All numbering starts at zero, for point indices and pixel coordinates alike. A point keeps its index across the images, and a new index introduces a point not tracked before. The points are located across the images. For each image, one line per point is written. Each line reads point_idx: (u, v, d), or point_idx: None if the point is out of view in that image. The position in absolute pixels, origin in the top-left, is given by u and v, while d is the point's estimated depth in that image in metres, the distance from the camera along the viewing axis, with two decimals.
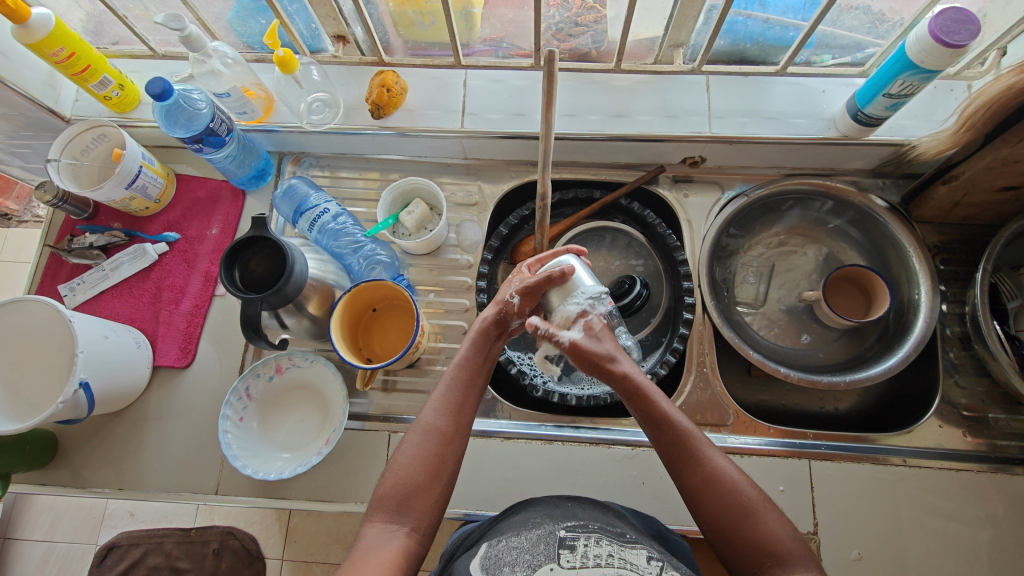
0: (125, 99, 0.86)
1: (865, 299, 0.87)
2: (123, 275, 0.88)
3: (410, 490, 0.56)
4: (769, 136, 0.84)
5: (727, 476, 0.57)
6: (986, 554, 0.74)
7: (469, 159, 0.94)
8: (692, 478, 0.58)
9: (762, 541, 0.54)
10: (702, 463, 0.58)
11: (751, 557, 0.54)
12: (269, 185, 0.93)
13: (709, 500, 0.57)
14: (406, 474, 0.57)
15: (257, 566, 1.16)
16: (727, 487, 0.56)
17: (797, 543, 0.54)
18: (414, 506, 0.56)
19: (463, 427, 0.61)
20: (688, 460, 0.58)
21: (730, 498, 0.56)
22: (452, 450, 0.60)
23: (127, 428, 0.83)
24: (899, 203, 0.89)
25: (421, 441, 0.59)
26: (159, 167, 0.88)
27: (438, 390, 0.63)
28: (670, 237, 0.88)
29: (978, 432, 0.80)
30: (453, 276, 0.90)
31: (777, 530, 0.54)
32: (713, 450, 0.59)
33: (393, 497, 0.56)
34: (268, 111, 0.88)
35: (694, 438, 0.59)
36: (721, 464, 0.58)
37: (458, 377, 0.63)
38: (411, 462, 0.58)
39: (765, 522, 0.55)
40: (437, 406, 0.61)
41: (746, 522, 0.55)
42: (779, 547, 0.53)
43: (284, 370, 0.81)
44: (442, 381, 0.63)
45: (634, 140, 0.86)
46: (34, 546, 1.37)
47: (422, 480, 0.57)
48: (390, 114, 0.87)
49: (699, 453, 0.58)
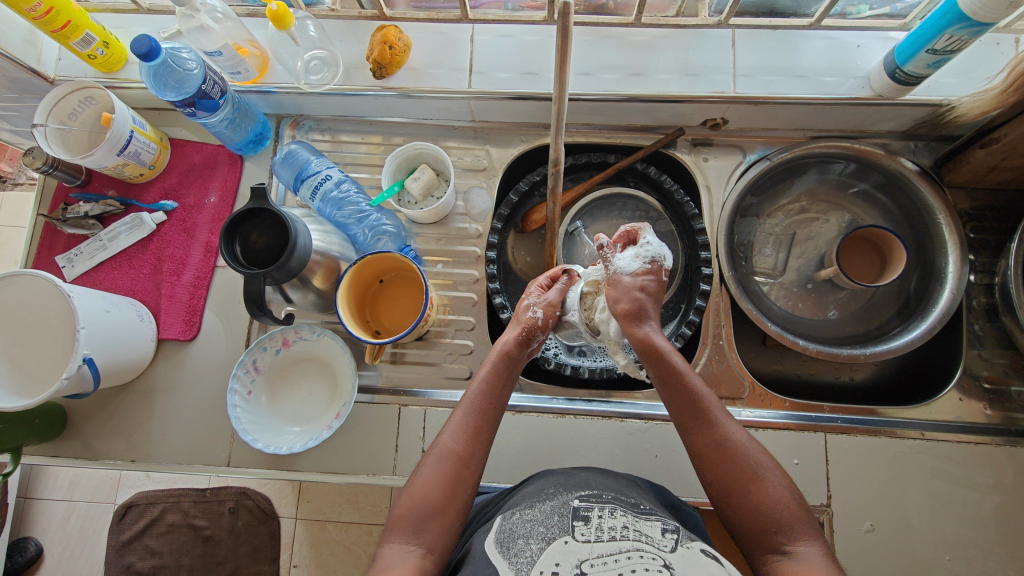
0: (111, 58, 0.81)
1: (880, 262, 0.84)
2: (121, 245, 0.85)
3: (426, 510, 0.56)
4: (798, 96, 0.78)
5: (734, 441, 0.57)
6: (999, 525, 0.74)
7: (477, 122, 0.89)
8: (700, 440, 0.58)
9: (771, 503, 0.53)
10: (711, 426, 0.58)
11: (756, 524, 0.53)
12: (267, 150, 0.89)
13: (716, 462, 0.56)
14: (423, 496, 0.56)
15: (272, 525, 1.21)
16: (737, 450, 0.56)
17: (802, 511, 0.53)
18: (431, 528, 0.55)
19: (480, 451, 0.60)
20: (698, 422, 0.58)
21: (740, 461, 0.56)
22: (467, 474, 0.59)
23: (135, 400, 0.83)
24: (931, 167, 0.85)
25: (438, 464, 0.58)
26: (151, 131, 0.83)
27: (457, 411, 0.62)
28: (687, 205, 0.84)
29: (998, 405, 0.79)
30: (461, 246, 0.86)
31: (783, 497, 0.53)
32: (723, 415, 0.59)
33: (408, 516, 0.55)
34: (263, 71, 0.82)
35: (703, 399, 0.59)
36: (732, 431, 0.58)
37: (474, 402, 0.62)
38: (428, 485, 0.57)
39: (772, 485, 0.54)
40: (454, 429, 0.60)
41: (752, 483, 0.54)
42: (784, 514, 0.52)
43: (291, 343, 0.80)
44: (458, 406, 0.62)
45: (653, 101, 0.80)
46: (54, 505, 1.41)
47: (437, 504, 0.56)
48: (393, 74, 0.82)
49: (711, 413, 0.59)
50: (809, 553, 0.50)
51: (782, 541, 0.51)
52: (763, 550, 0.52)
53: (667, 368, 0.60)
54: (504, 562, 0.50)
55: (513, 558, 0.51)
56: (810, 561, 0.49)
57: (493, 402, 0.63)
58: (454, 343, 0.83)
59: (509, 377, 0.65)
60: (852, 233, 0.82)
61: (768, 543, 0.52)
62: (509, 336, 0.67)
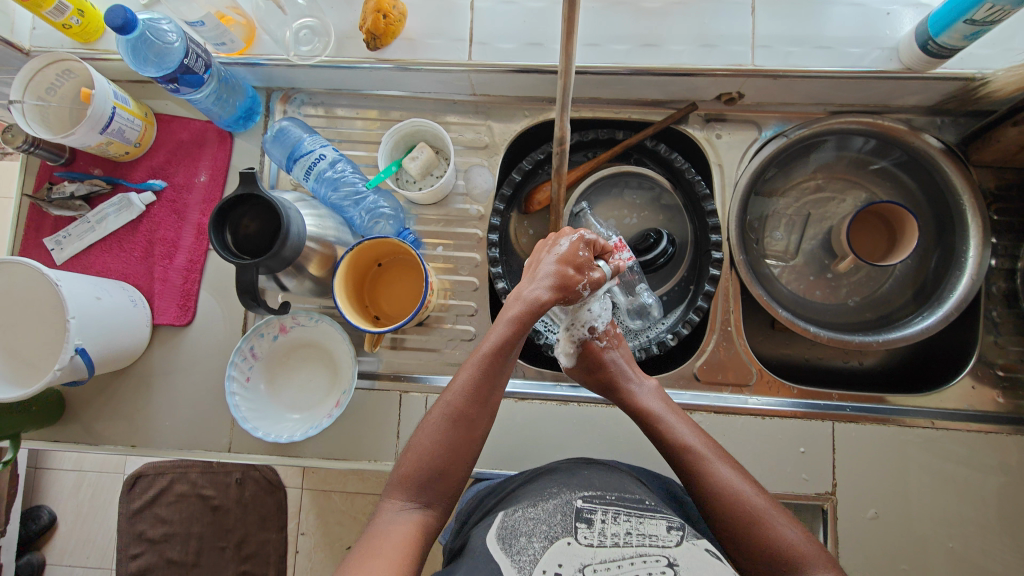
0: (87, 28, 0.76)
1: (888, 241, 0.81)
2: (110, 227, 0.82)
3: (433, 471, 0.55)
4: (820, 69, 0.74)
5: (729, 484, 0.58)
6: (1004, 514, 0.73)
7: (478, 95, 0.84)
8: (698, 490, 0.59)
9: (778, 547, 0.53)
10: (706, 473, 0.59)
11: (769, 566, 0.53)
12: (258, 126, 0.85)
13: (716, 513, 0.57)
14: (428, 455, 0.55)
15: (279, 496, 1.26)
16: (733, 494, 0.57)
17: (813, 547, 0.54)
18: (433, 489, 0.55)
19: (487, 412, 0.58)
20: (692, 475, 0.60)
21: (740, 504, 0.56)
22: (474, 435, 0.57)
23: (134, 386, 0.81)
24: (956, 144, 0.80)
25: (446, 425, 0.56)
26: (135, 106, 0.79)
27: (468, 366, 0.59)
28: (698, 185, 0.80)
29: (1011, 393, 0.77)
30: (462, 228, 0.83)
31: (789, 536, 0.54)
32: (716, 458, 0.60)
33: (413, 478, 0.55)
34: (250, 42, 0.78)
35: (695, 448, 0.61)
36: (726, 474, 0.59)
37: (486, 359, 0.58)
38: (432, 446, 0.56)
39: (776, 527, 0.55)
40: (464, 387, 0.57)
41: (756, 528, 0.55)
42: (794, 552, 0.53)
43: (288, 329, 0.78)
44: (466, 363, 0.59)
45: (665, 74, 0.76)
46: (65, 475, 1.43)
47: (441, 466, 0.55)
48: (387, 45, 0.77)
49: (702, 460, 0.60)
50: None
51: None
52: None
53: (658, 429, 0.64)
54: (506, 560, 0.50)
55: (515, 556, 0.50)
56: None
57: (504, 359, 0.59)
58: (455, 329, 0.81)
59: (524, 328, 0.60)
60: (862, 210, 0.79)
61: None
62: (541, 291, 0.60)
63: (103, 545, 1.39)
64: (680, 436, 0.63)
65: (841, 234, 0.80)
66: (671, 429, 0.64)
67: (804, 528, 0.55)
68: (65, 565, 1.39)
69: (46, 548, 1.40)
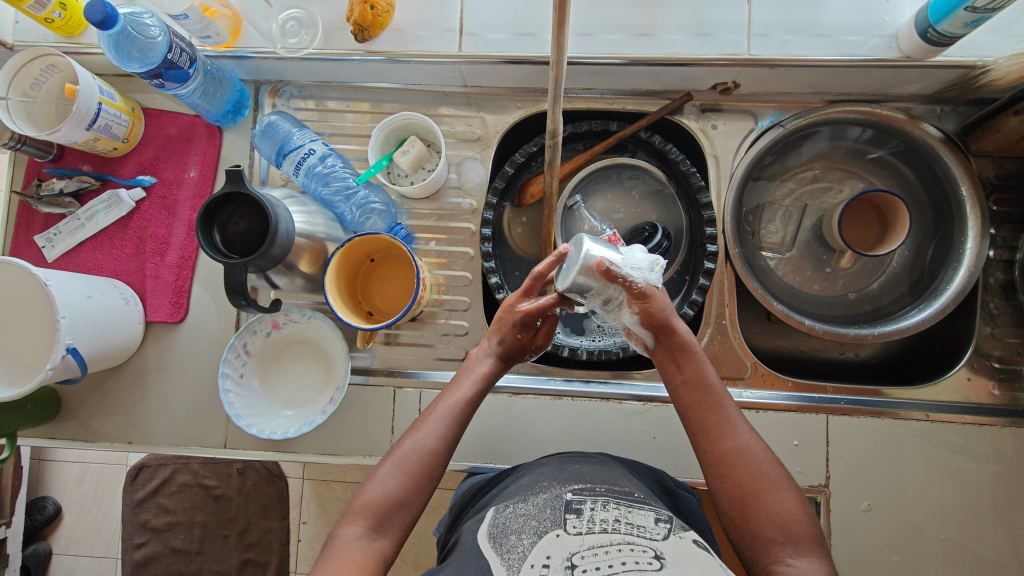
0: (70, 21, 0.75)
1: (880, 230, 0.80)
2: (101, 224, 0.81)
3: (395, 503, 0.55)
4: (817, 58, 0.72)
5: (751, 450, 0.56)
6: (997, 506, 0.73)
7: (470, 87, 0.83)
8: (714, 445, 0.57)
9: (783, 519, 0.53)
10: (728, 435, 0.57)
11: (765, 535, 0.53)
12: (247, 120, 0.84)
13: (729, 476, 0.55)
14: (390, 487, 0.56)
15: (280, 485, 1.28)
16: (751, 460, 0.55)
17: (812, 527, 0.53)
18: (394, 521, 0.55)
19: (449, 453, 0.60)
20: (713, 433, 0.57)
21: (755, 471, 0.55)
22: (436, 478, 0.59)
23: (128, 383, 0.82)
24: (956, 133, 0.79)
25: (410, 460, 0.57)
26: (122, 101, 0.78)
27: (433, 409, 0.61)
28: (693, 177, 0.78)
29: (1007, 385, 0.77)
30: (454, 222, 0.82)
31: (793, 511, 0.53)
32: (740, 422, 0.58)
33: (375, 506, 0.55)
34: (236, 35, 0.76)
35: (721, 406, 0.58)
36: (746, 439, 0.56)
37: (451, 403, 0.61)
38: (395, 481, 0.56)
39: (784, 501, 0.54)
40: (428, 427, 0.59)
41: (766, 497, 0.54)
42: (796, 529, 0.52)
43: (281, 326, 0.77)
44: (443, 404, 0.61)
45: (660, 65, 0.74)
46: (68, 466, 1.45)
47: (406, 500, 0.56)
48: (376, 36, 0.76)
49: (727, 419, 0.57)
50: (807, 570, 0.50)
51: (788, 554, 0.52)
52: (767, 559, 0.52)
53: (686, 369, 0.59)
54: (496, 558, 0.50)
55: (505, 554, 0.50)
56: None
57: (469, 408, 0.62)
58: (449, 324, 0.81)
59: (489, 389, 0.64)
60: (854, 198, 0.78)
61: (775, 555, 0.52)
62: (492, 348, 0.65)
63: (107, 535, 1.41)
64: (710, 389, 0.59)
65: (835, 226, 0.79)
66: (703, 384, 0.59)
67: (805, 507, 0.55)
68: (71, 554, 1.41)
69: (51, 538, 1.42)
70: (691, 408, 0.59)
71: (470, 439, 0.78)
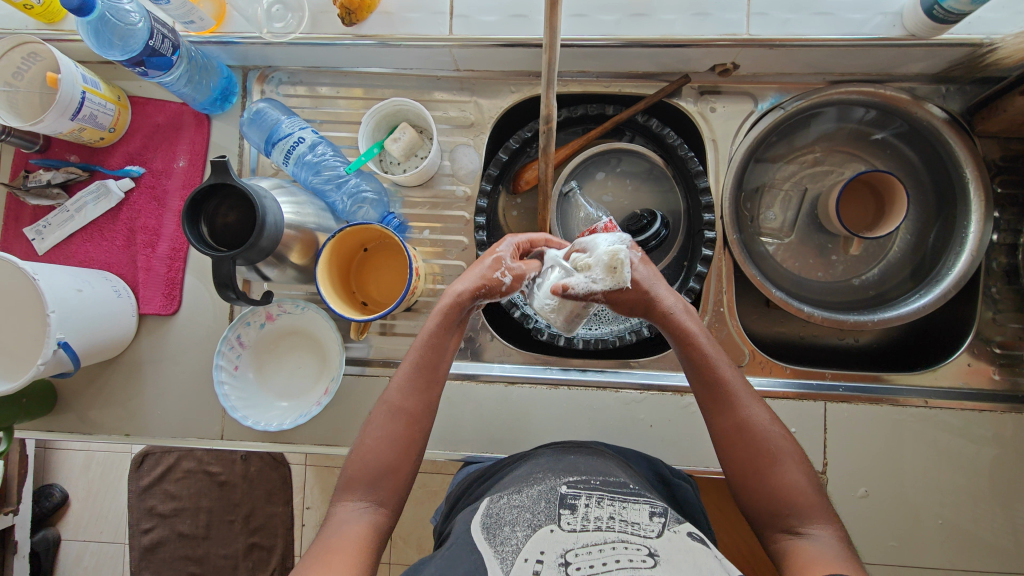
0: (50, 7, 0.72)
1: (876, 209, 0.79)
2: (90, 216, 0.80)
3: (379, 472, 0.56)
4: (818, 37, 0.70)
5: (757, 423, 0.56)
6: (995, 490, 0.73)
7: (462, 71, 0.81)
8: (720, 421, 0.57)
9: (789, 491, 0.53)
10: (735, 408, 0.57)
11: (769, 506, 0.54)
12: (235, 108, 0.82)
13: (736, 448, 0.56)
14: (375, 455, 0.56)
15: (283, 471, 1.29)
16: (757, 434, 0.56)
17: (820, 497, 0.53)
18: (385, 486, 0.56)
19: (428, 408, 0.59)
20: (719, 407, 0.58)
21: (760, 445, 0.55)
22: (418, 429, 0.58)
23: (124, 375, 0.81)
24: (961, 114, 0.77)
25: (387, 423, 0.57)
26: (107, 90, 0.77)
27: (404, 364, 0.60)
28: (691, 162, 0.77)
29: (1008, 370, 0.76)
30: (448, 210, 0.81)
31: (800, 483, 0.54)
32: (748, 397, 0.58)
33: (361, 477, 0.56)
34: (221, 19, 0.74)
35: (728, 382, 0.58)
36: (754, 412, 0.57)
37: (421, 353, 0.59)
38: (377, 444, 0.57)
39: (789, 475, 0.54)
40: (401, 384, 0.59)
41: (771, 469, 0.54)
42: (801, 500, 0.53)
43: (275, 317, 0.77)
44: (405, 360, 0.60)
45: (656, 46, 0.72)
46: (74, 454, 1.46)
47: (388, 462, 0.56)
48: (364, 20, 0.74)
49: (734, 394, 0.57)
50: (821, 539, 0.50)
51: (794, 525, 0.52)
52: (774, 529, 0.53)
53: (690, 352, 0.59)
54: (489, 550, 0.50)
55: (499, 546, 0.50)
56: (822, 545, 0.50)
57: (441, 357, 0.59)
58: None
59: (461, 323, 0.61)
60: (850, 180, 0.77)
61: (781, 525, 0.53)
62: (463, 287, 0.60)
63: (114, 521, 1.43)
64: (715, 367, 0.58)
65: (832, 211, 0.78)
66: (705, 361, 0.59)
67: (813, 479, 0.55)
68: (79, 540, 1.43)
69: (60, 524, 1.44)
70: (697, 385, 0.59)
71: (467, 429, 0.77)
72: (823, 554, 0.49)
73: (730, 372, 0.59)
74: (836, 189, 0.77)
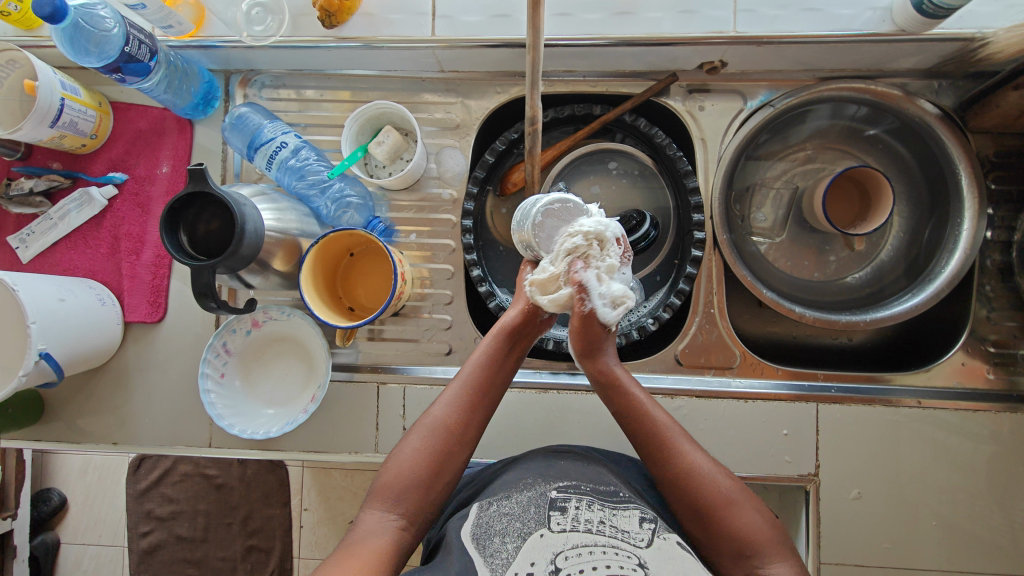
0: (28, 14, 0.72)
1: (861, 205, 0.78)
2: (73, 223, 0.79)
3: (415, 482, 0.56)
4: (806, 33, 0.69)
5: (700, 468, 0.55)
6: (990, 491, 0.73)
7: (447, 72, 0.79)
8: (663, 471, 0.56)
9: (743, 533, 0.53)
10: (674, 455, 0.56)
11: (729, 548, 0.53)
12: (218, 113, 0.81)
13: (685, 491, 0.55)
14: (410, 466, 0.56)
15: (279, 474, 1.29)
16: (702, 480, 0.55)
17: (774, 531, 0.54)
18: (412, 500, 0.55)
19: (471, 428, 0.59)
20: (660, 456, 0.56)
21: (708, 489, 0.54)
22: (459, 447, 0.58)
23: (111, 383, 0.81)
24: (953, 109, 0.76)
25: (427, 436, 0.57)
26: (87, 96, 0.76)
27: (454, 382, 0.60)
28: (679, 161, 0.75)
29: (1003, 369, 0.75)
30: (436, 214, 0.80)
31: (752, 522, 0.53)
32: (688, 443, 0.57)
33: (394, 486, 0.55)
34: (200, 24, 0.74)
35: (666, 430, 0.57)
36: (694, 457, 0.56)
37: (475, 373, 0.60)
38: (416, 456, 0.56)
39: (745, 514, 0.54)
40: (448, 401, 0.59)
41: (723, 513, 0.53)
42: (756, 539, 0.52)
43: (261, 323, 0.76)
44: (458, 376, 0.60)
45: (643, 44, 0.71)
46: (72, 458, 1.46)
47: (426, 476, 0.56)
48: (345, 21, 0.73)
49: (672, 440, 0.56)
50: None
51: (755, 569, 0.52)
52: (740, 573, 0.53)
53: (624, 404, 0.58)
54: (479, 560, 0.49)
55: (489, 558, 0.49)
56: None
57: (495, 380, 0.60)
58: (432, 318, 0.80)
59: (519, 344, 0.62)
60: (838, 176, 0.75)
61: (744, 567, 0.52)
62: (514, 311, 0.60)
63: (113, 524, 1.43)
64: (653, 416, 0.57)
65: (819, 210, 0.77)
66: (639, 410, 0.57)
67: (766, 513, 0.55)
68: (79, 543, 1.44)
69: (59, 528, 1.44)
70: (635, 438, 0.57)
71: None
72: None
73: (667, 417, 0.58)
74: (823, 186, 0.76)
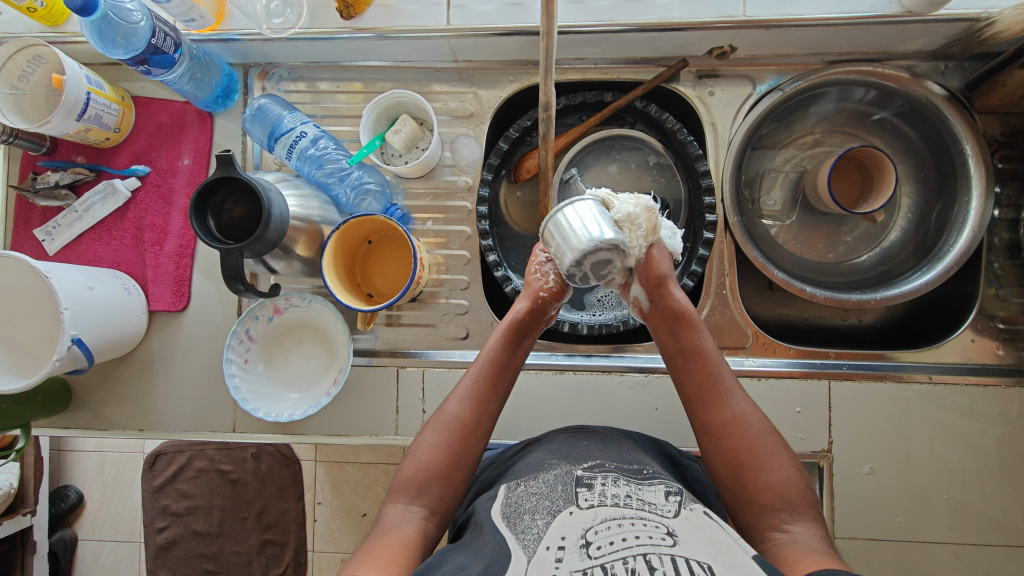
0: (53, 10, 0.73)
1: (863, 188, 0.80)
2: (98, 216, 0.81)
3: (435, 475, 0.57)
4: (814, 17, 0.70)
5: (747, 419, 0.57)
6: (1000, 465, 0.74)
7: (461, 62, 0.81)
8: (712, 415, 0.58)
9: (779, 484, 0.53)
10: (723, 400, 0.58)
11: (761, 500, 0.53)
12: (237, 105, 0.83)
13: (727, 440, 0.56)
14: (429, 462, 0.57)
15: (294, 467, 1.31)
16: (748, 429, 0.56)
17: (810, 494, 0.54)
18: (434, 492, 0.57)
19: (486, 421, 0.60)
20: (711, 401, 0.58)
21: (750, 440, 0.56)
22: (473, 441, 0.59)
23: (136, 372, 0.83)
24: (960, 91, 0.77)
25: (443, 431, 0.59)
26: (111, 90, 0.78)
27: (465, 377, 0.62)
28: (690, 145, 0.76)
29: (1012, 345, 0.76)
30: (451, 201, 0.82)
31: (789, 479, 0.54)
32: (737, 391, 0.59)
33: (412, 482, 0.57)
34: (221, 17, 0.76)
35: (722, 378, 0.59)
36: (744, 406, 0.58)
37: (486, 370, 0.61)
38: (434, 451, 0.58)
39: (778, 466, 0.54)
40: (460, 397, 0.60)
41: (761, 463, 0.55)
42: (790, 494, 0.53)
43: (283, 310, 0.78)
44: (468, 371, 0.62)
45: (653, 30, 0.72)
46: (88, 456, 1.48)
47: (442, 470, 0.57)
48: (362, 13, 0.75)
49: (725, 389, 0.59)
50: (808, 535, 0.51)
51: (784, 520, 0.52)
52: (762, 524, 0.53)
53: (685, 347, 0.61)
54: (511, 537, 0.49)
55: (520, 533, 0.49)
56: (808, 543, 0.50)
57: (505, 375, 0.62)
58: (449, 304, 0.81)
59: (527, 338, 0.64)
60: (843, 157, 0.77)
61: (770, 519, 0.53)
62: (523, 304, 0.63)
63: (129, 520, 1.45)
64: (709, 359, 0.60)
65: (824, 192, 0.78)
66: (698, 351, 0.60)
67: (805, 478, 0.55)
68: (96, 540, 1.46)
69: (76, 525, 1.46)
70: (689, 382, 0.60)
71: None
72: (810, 554, 0.48)
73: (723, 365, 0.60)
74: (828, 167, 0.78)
